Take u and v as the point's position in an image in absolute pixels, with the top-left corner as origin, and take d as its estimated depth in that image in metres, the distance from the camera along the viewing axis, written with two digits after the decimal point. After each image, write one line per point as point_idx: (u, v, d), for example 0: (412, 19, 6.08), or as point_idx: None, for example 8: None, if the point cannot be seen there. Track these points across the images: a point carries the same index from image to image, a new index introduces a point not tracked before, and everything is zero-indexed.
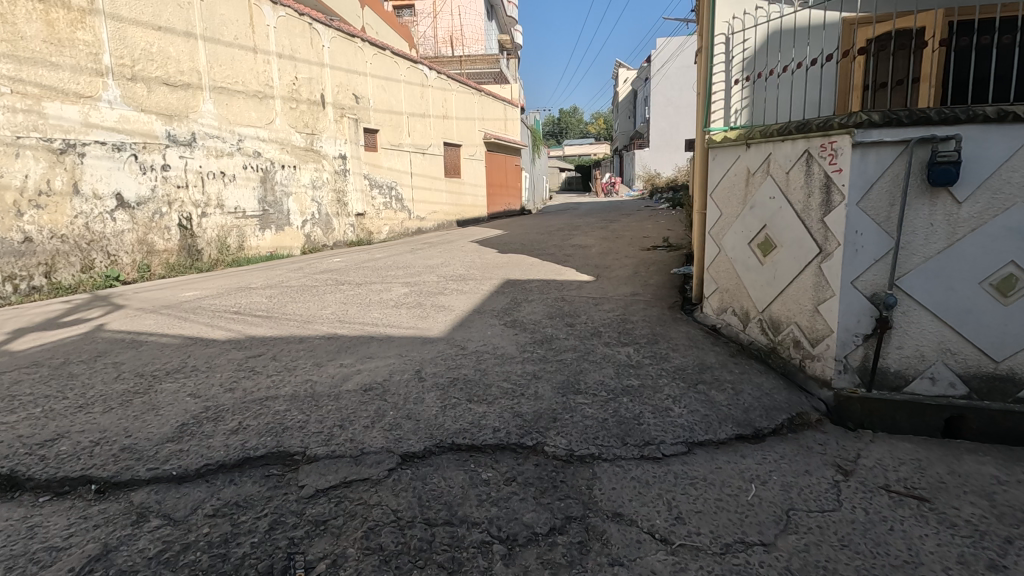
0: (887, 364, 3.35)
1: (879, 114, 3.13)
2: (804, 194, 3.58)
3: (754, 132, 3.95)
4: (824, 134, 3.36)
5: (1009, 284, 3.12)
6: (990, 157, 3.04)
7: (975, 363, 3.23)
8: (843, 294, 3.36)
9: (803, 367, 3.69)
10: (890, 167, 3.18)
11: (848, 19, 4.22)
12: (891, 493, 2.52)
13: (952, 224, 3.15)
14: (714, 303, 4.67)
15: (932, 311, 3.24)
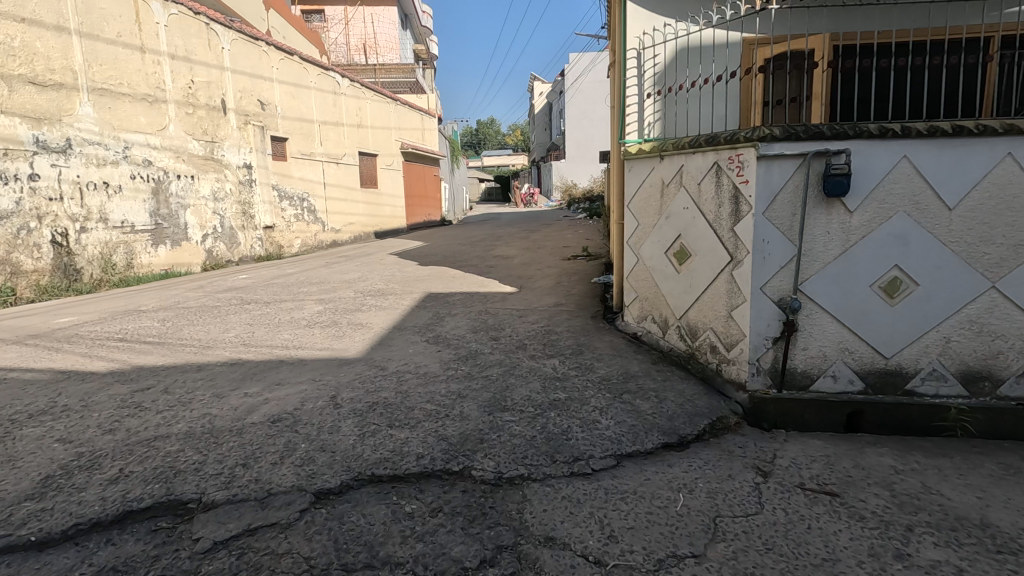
0: (794, 364, 3.54)
1: (780, 128, 3.31)
2: (714, 204, 3.72)
3: (666, 144, 4.07)
4: (732, 146, 3.50)
5: (895, 286, 3.41)
6: (875, 170, 3.31)
7: (870, 360, 3.50)
8: (754, 299, 3.51)
9: (720, 371, 3.81)
10: (791, 179, 3.37)
11: (748, 39, 4.48)
12: (805, 491, 2.63)
13: (846, 231, 3.39)
14: (634, 312, 4.76)
15: (833, 313, 3.46)
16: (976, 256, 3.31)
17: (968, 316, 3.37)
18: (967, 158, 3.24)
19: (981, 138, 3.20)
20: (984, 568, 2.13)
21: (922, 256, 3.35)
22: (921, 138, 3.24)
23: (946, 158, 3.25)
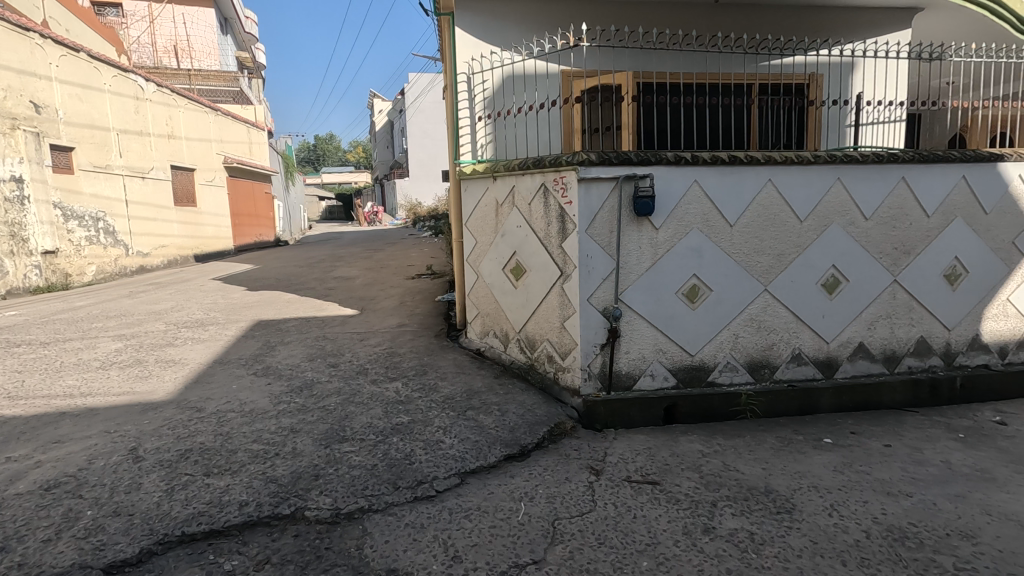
0: (620, 367, 3.88)
1: (595, 154, 3.64)
2: (544, 223, 3.96)
3: (498, 166, 4.25)
4: (556, 169, 3.76)
5: (695, 292, 3.94)
6: (674, 192, 3.80)
7: (679, 358, 3.97)
8: (582, 310, 3.78)
9: (557, 380, 4.03)
10: (607, 200, 3.72)
11: (566, 72, 4.89)
12: (632, 483, 2.89)
13: (655, 246, 3.83)
14: (477, 328, 4.84)
15: (648, 319, 3.88)
16: (752, 264, 4.00)
17: (750, 314, 4.04)
18: (740, 183, 3.89)
19: (748, 166, 3.87)
20: (769, 529, 2.52)
21: (713, 266, 3.93)
22: (706, 166, 3.81)
23: (725, 183, 3.86)
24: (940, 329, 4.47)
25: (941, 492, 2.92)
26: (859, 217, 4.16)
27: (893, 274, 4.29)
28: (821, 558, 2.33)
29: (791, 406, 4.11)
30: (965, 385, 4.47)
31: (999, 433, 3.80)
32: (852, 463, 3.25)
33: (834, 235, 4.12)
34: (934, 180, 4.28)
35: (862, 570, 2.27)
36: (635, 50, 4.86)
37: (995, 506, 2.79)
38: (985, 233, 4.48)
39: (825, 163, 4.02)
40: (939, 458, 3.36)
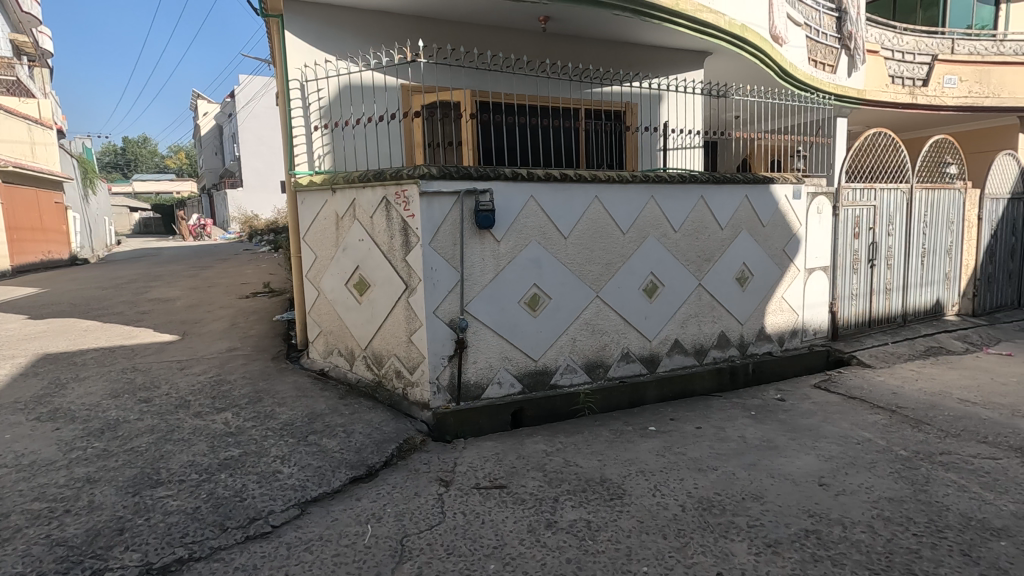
0: (468, 378, 3.94)
1: (436, 168, 3.69)
2: (386, 236, 3.90)
3: (337, 178, 4.11)
4: (397, 182, 3.73)
5: (536, 301, 4.16)
6: (512, 206, 3.99)
7: (524, 364, 4.16)
8: (429, 323, 3.77)
9: (405, 395, 3.97)
10: (450, 213, 3.78)
11: (406, 86, 4.92)
12: (480, 489, 2.96)
13: (497, 258, 3.98)
14: (319, 347, 4.60)
15: (493, 328, 4.01)
16: (584, 272, 4.35)
17: (585, 319, 4.40)
18: (571, 199, 4.22)
19: (577, 183, 4.22)
20: (604, 515, 2.76)
21: (550, 275, 4.19)
22: (541, 183, 4.07)
23: (558, 198, 4.16)
24: (735, 324, 5.27)
25: (738, 462, 3.44)
26: (670, 230, 4.75)
27: (698, 278, 4.97)
28: (645, 534, 2.60)
29: (623, 401, 4.54)
30: (756, 370, 5.32)
31: (780, 408, 4.59)
32: (672, 446, 3.69)
33: (650, 246, 4.66)
34: (725, 199, 5.06)
35: (678, 540, 2.57)
36: (472, 70, 5.06)
37: (777, 469, 3.36)
38: (764, 243, 5.41)
39: (641, 182, 4.53)
40: (737, 434, 3.96)
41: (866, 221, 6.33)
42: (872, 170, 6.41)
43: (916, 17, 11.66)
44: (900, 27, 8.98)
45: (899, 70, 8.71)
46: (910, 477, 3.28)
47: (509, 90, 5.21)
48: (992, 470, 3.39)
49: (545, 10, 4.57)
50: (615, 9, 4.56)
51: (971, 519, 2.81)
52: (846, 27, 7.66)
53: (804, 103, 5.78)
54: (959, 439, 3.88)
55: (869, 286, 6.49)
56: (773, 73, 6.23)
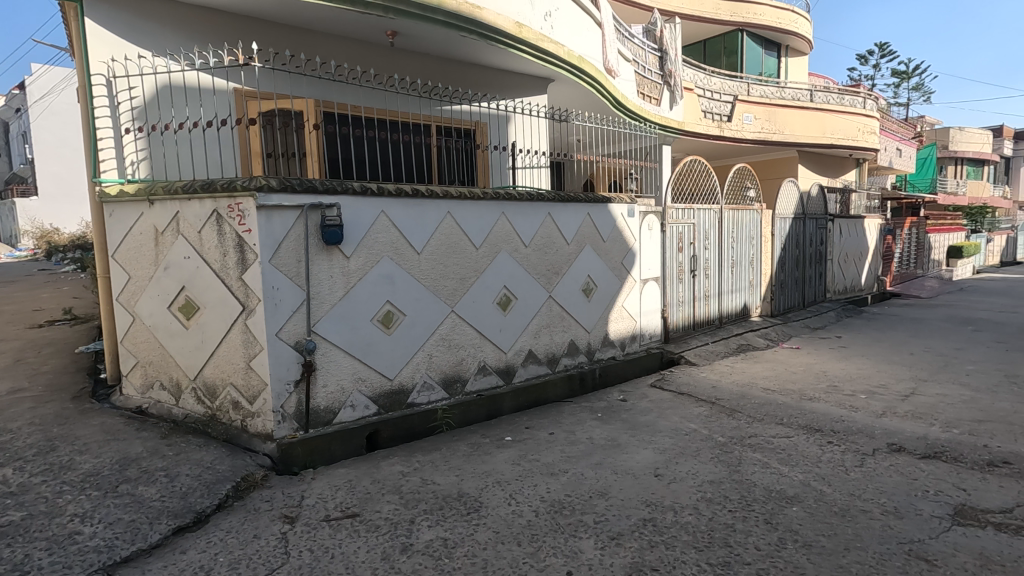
0: (318, 403, 3.70)
1: (275, 180, 3.44)
2: (218, 254, 3.54)
3: (155, 188, 3.65)
4: (229, 195, 3.40)
5: (389, 318, 4.06)
6: (361, 222, 3.86)
7: (379, 384, 4.02)
8: (270, 347, 3.47)
9: (244, 427, 3.61)
10: (292, 229, 3.54)
11: (240, 91, 4.55)
12: (330, 521, 2.81)
13: (346, 274, 3.81)
14: (136, 381, 4.00)
15: (345, 349, 3.82)
16: (439, 287, 4.35)
17: (441, 334, 4.39)
18: (423, 214, 4.21)
19: (429, 199, 4.23)
20: (460, 531, 2.75)
21: (404, 291, 4.12)
22: (391, 198, 4.00)
23: (410, 214, 4.12)
24: (582, 332, 5.64)
25: (586, 463, 3.66)
26: (520, 245, 4.95)
27: (548, 291, 5.24)
28: (500, 544, 2.65)
29: (480, 413, 4.60)
30: (602, 374, 5.74)
31: (622, 408, 4.99)
32: (526, 454, 3.81)
33: (503, 260, 4.81)
34: (569, 216, 5.42)
35: (532, 545, 2.65)
36: (316, 79, 4.84)
37: (620, 465, 3.64)
38: (604, 256, 5.88)
39: (492, 199, 4.67)
40: (586, 436, 4.22)
41: (687, 237, 7.19)
42: (691, 193, 7.32)
43: (721, 62, 13.64)
44: (709, 70, 10.43)
45: (710, 107, 10.09)
46: (726, 460, 3.75)
47: (357, 102, 5.07)
48: (786, 447, 4.02)
49: (391, 24, 4.54)
50: (461, 30, 4.67)
51: (772, 491, 3.29)
52: (667, 66, 8.70)
53: (634, 131, 6.43)
54: (763, 423, 4.54)
55: (692, 294, 7.37)
56: (608, 101, 6.84)
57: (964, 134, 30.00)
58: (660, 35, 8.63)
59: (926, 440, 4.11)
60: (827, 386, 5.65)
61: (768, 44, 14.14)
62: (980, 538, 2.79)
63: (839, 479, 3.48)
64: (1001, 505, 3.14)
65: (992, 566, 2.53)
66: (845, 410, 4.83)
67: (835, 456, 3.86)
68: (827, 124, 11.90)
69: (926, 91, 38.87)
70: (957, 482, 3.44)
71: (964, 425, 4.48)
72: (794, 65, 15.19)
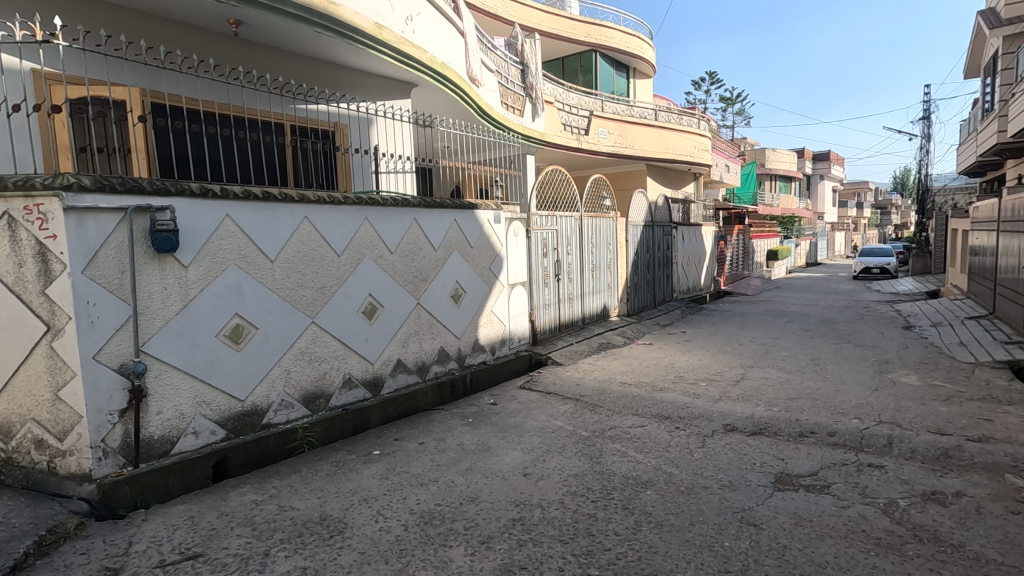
0: (150, 433, 3.24)
1: (89, 178, 2.96)
2: (11, 264, 2.96)
3: None
4: (26, 194, 2.86)
5: (238, 333, 3.70)
6: (201, 227, 3.46)
7: (227, 407, 3.64)
8: (85, 372, 2.96)
9: (53, 469, 3.05)
10: (113, 234, 3.07)
11: (39, 72, 3.89)
12: (164, 567, 2.52)
13: (183, 286, 3.39)
14: None
15: (183, 369, 3.39)
16: (296, 297, 4.06)
17: (300, 348, 4.09)
18: (276, 218, 3.90)
19: (283, 203, 3.93)
20: (322, 557, 2.59)
21: (254, 303, 3.78)
22: (238, 201, 3.65)
23: (260, 218, 3.79)
24: (452, 338, 5.63)
25: (456, 470, 3.65)
26: (385, 251, 4.81)
27: (415, 298, 5.14)
28: (366, 565, 2.53)
29: (345, 429, 4.37)
30: (473, 380, 5.76)
31: (492, 411, 5.05)
32: (395, 467, 3.69)
33: (367, 267, 4.63)
34: (436, 222, 5.38)
35: (400, 561, 2.56)
36: (140, 65, 4.29)
37: (489, 468, 3.67)
38: (472, 262, 5.93)
39: (353, 204, 4.48)
40: (456, 442, 4.20)
41: (551, 243, 7.53)
42: (554, 200, 7.67)
43: (578, 79, 14.54)
44: (567, 86, 11.09)
45: (569, 120, 10.70)
46: (589, 453, 3.96)
47: (193, 94, 4.58)
48: (641, 435, 4.35)
49: (234, 13, 4.17)
50: (314, 25, 4.43)
51: (629, 478, 3.55)
52: (528, 79, 9.04)
53: (498, 140, 6.58)
54: (621, 414, 4.89)
55: (557, 297, 7.71)
56: (472, 109, 6.93)
57: (776, 154, 35.10)
58: (521, 49, 8.98)
59: (753, 419, 4.71)
60: (674, 377, 6.25)
61: (618, 66, 15.39)
62: (793, 499, 3.25)
63: (684, 460, 3.85)
64: (810, 469, 3.69)
65: (803, 523, 2.96)
66: (690, 398, 5.36)
67: (681, 440, 4.26)
68: (669, 141, 13.21)
69: (746, 117, 44.97)
70: (777, 453, 3.99)
71: (781, 403, 5.21)
72: (641, 86, 16.69)
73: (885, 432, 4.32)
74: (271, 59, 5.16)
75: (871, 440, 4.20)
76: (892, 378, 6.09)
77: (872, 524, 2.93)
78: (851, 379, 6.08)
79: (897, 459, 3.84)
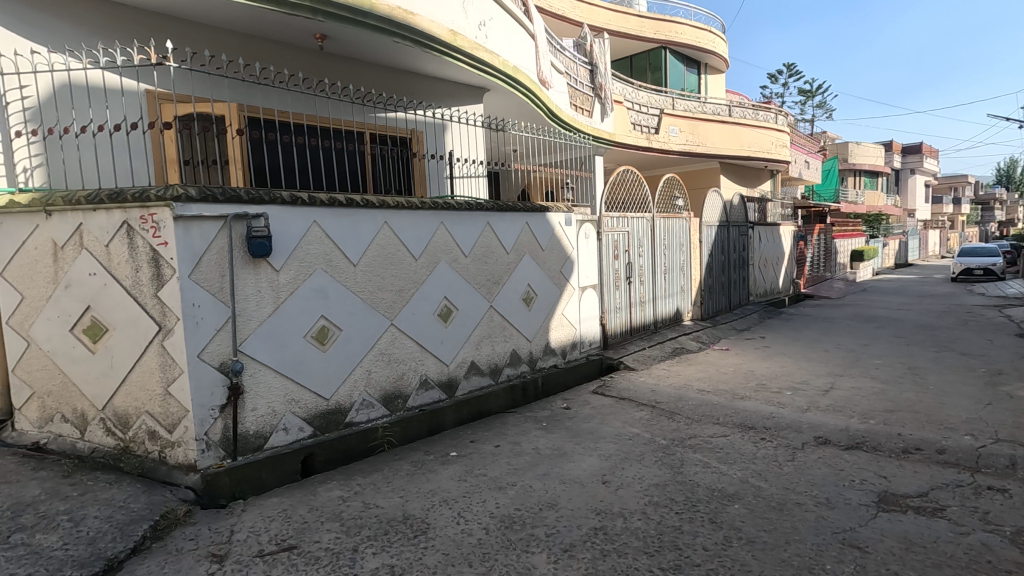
0: (246, 428, 3.43)
1: (195, 189, 3.17)
2: (129, 270, 3.22)
3: (53, 197, 3.31)
4: (142, 205, 3.11)
5: (324, 334, 3.85)
6: (291, 233, 3.64)
7: (313, 405, 3.80)
8: (192, 370, 3.17)
9: (163, 459, 3.29)
10: (214, 241, 3.28)
11: (150, 91, 4.23)
12: (263, 557, 2.66)
13: (275, 289, 3.57)
14: (32, 415, 3.62)
15: (275, 368, 3.57)
16: (376, 300, 4.18)
17: (379, 349, 4.22)
18: (358, 224, 4.04)
19: (364, 209, 4.06)
20: (407, 556, 2.64)
21: (338, 305, 3.93)
22: (324, 207, 3.81)
23: (343, 224, 3.94)
24: (524, 341, 5.62)
25: (533, 474, 3.62)
26: (460, 255, 4.87)
27: (488, 301, 5.18)
28: (451, 567, 2.55)
29: (422, 430, 4.45)
30: (544, 384, 5.73)
31: (565, 416, 5.00)
32: (472, 469, 3.72)
33: (442, 270, 4.71)
34: (508, 225, 5.40)
35: (483, 565, 2.56)
36: (236, 81, 4.58)
37: (567, 474, 3.62)
38: (544, 264, 5.90)
39: (429, 209, 4.57)
40: (531, 446, 4.18)
41: (622, 245, 7.38)
42: (625, 201, 7.52)
43: (647, 77, 14.22)
44: (636, 85, 10.86)
45: (638, 119, 10.47)
46: (669, 463, 3.82)
47: (281, 107, 4.83)
48: (724, 446, 4.16)
49: (320, 28, 4.37)
50: (393, 35, 4.56)
51: (714, 490, 3.39)
52: (597, 79, 8.92)
53: (569, 142, 6.53)
54: (700, 423, 4.69)
55: (628, 299, 7.55)
56: (542, 112, 6.91)
57: (860, 148, 32.92)
58: (589, 49, 8.89)
59: (848, 432, 4.39)
60: (755, 385, 5.95)
61: (689, 62, 14.92)
62: (902, 522, 2.98)
63: (773, 474, 3.63)
64: (918, 489, 3.38)
65: (915, 548, 2.71)
66: (774, 407, 5.08)
67: (769, 452, 4.03)
68: (744, 138, 12.66)
69: (826, 109, 42.40)
70: (878, 470, 3.68)
71: (878, 415, 4.82)
72: (712, 82, 16.11)
73: (1005, 451, 3.89)
74: (352, 70, 5.35)
75: (988, 459, 3.80)
76: (1007, 391, 5.51)
77: (999, 555, 2.64)
78: (958, 391, 5.55)
79: (1023, 483, 3.44)
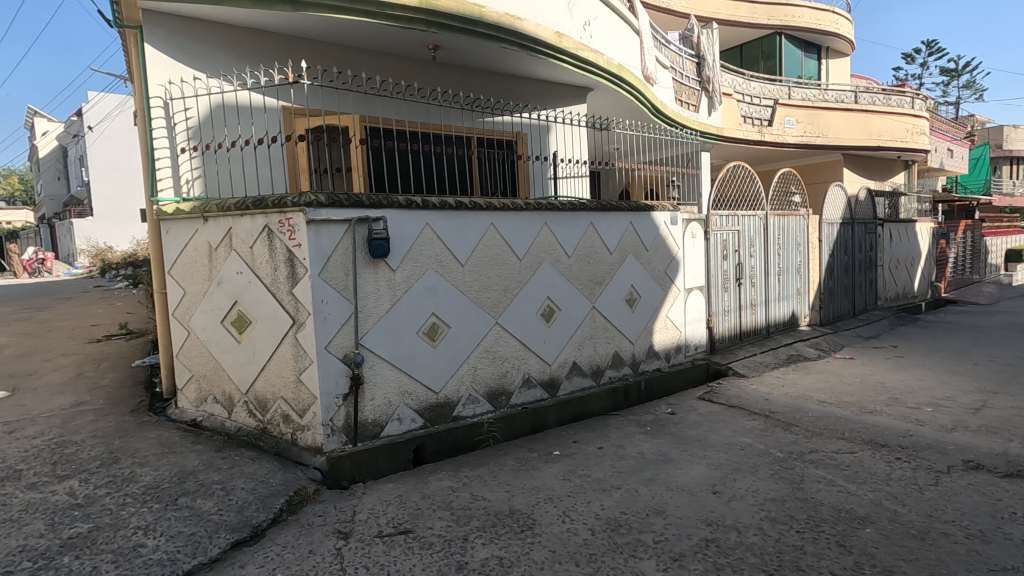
0: (365, 417, 3.69)
1: (324, 196, 3.47)
2: (269, 269, 3.59)
3: (209, 205, 3.77)
4: (281, 210, 3.44)
5: (434, 330, 4.04)
6: (406, 235, 3.86)
7: (424, 398, 3.99)
8: (320, 361, 3.47)
9: (295, 441, 3.63)
10: (340, 243, 3.56)
11: (286, 107, 4.69)
12: (383, 537, 2.85)
13: (392, 287, 3.80)
14: (191, 395, 4.15)
15: (391, 362, 3.80)
16: (482, 299, 4.31)
17: (485, 347, 4.34)
18: (467, 225, 4.19)
19: (472, 211, 4.21)
20: (515, 550, 2.70)
21: (447, 303, 4.10)
22: (436, 210, 4.00)
23: (453, 226, 4.11)
24: (626, 343, 5.52)
25: (638, 478, 3.55)
26: (563, 255, 4.89)
27: (591, 301, 5.14)
28: (558, 564, 2.57)
29: (525, 427, 4.52)
30: (647, 387, 5.59)
31: (670, 421, 4.83)
32: (575, 469, 3.72)
33: (545, 271, 4.75)
34: (611, 225, 5.33)
35: (590, 565, 2.56)
36: (358, 94, 4.93)
37: (674, 481, 3.50)
38: (648, 265, 5.75)
39: (533, 210, 4.63)
40: (635, 451, 4.09)
41: (732, 245, 7.00)
42: (736, 199, 7.12)
43: (759, 66, 13.37)
44: (748, 75, 10.24)
45: (750, 111, 9.87)
46: (787, 477, 3.57)
47: (396, 116, 5.13)
48: (851, 463, 3.81)
49: (432, 39, 4.59)
50: (500, 41, 4.68)
51: (840, 511, 3.11)
52: (705, 71, 8.53)
53: (676, 139, 6.31)
54: (822, 437, 4.33)
55: (738, 302, 7.14)
56: (646, 108, 6.74)
57: (1017, 133, 28.63)
58: (697, 41, 8.52)
59: (1007, 457, 3.83)
60: (887, 398, 5.39)
61: (808, 46, 13.82)
62: None
63: (912, 498, 3.26)
64: None
65: None
66: (911, 425, 4.56)
67: (906, 473, 3.63)
68: (873, 126, 11.48)
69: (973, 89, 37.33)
70: None
71: None
72: (835, 67, 14.80)
73: None
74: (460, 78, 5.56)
75: None
76: None
77: None
78: None
79: None
